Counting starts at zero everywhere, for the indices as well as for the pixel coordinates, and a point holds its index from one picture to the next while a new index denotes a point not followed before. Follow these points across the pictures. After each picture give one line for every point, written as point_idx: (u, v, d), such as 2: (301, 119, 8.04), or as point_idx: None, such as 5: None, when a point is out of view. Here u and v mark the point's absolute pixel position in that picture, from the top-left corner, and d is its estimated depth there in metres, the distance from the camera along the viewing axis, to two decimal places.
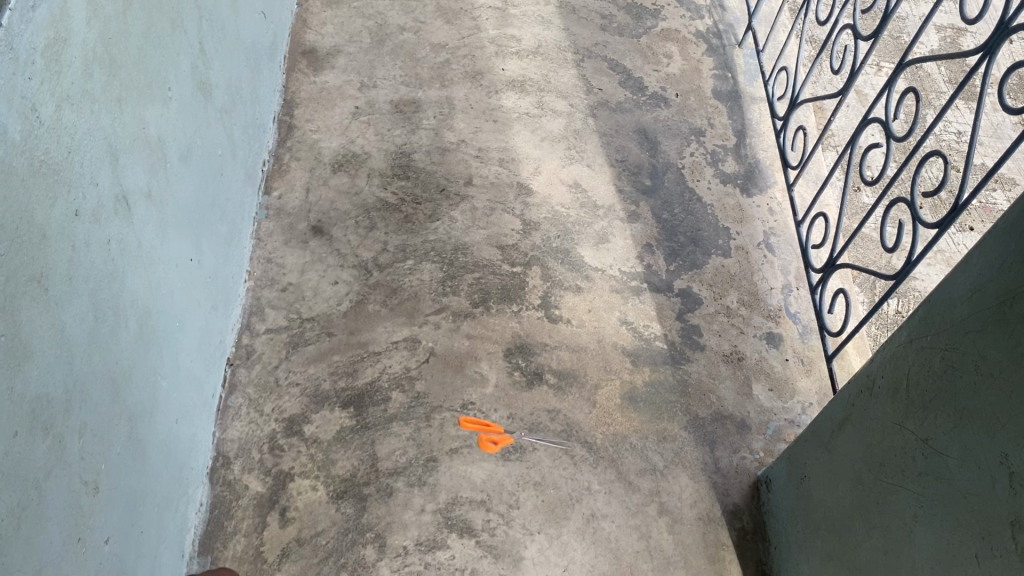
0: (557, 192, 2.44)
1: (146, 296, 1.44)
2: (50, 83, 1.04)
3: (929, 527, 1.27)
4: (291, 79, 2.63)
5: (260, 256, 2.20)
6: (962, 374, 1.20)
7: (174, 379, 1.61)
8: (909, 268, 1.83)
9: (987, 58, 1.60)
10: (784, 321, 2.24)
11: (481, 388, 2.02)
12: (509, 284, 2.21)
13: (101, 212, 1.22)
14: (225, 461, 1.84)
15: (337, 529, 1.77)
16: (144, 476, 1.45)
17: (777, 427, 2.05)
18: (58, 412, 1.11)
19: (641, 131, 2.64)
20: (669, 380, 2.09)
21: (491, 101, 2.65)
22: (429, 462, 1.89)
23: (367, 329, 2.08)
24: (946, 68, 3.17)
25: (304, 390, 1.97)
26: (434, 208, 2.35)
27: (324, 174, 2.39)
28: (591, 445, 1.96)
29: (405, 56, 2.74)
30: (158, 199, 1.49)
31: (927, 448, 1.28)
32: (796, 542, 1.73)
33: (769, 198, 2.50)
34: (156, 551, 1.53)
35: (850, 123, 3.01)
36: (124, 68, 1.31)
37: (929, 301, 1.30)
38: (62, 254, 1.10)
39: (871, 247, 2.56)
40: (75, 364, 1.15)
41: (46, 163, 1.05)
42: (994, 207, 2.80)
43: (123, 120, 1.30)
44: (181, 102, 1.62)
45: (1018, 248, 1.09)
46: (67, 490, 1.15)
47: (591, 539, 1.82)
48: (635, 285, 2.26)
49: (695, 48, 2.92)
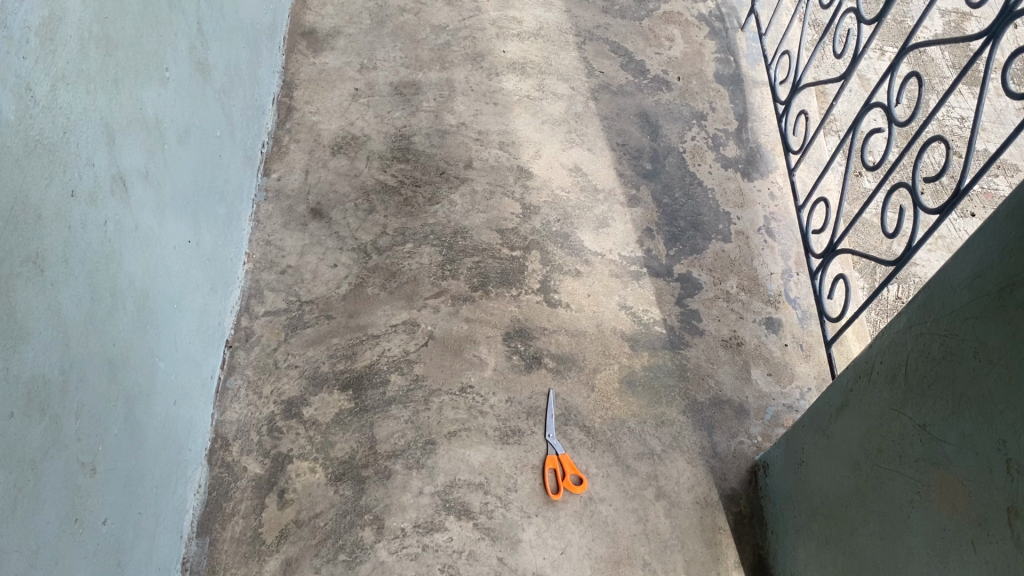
0: (558, 176, 2.43)
1: (144, 278, 1.43)
2: (45, 62, 1.04)
3: (925, 513, 1.27)
4: (291, 60, 2.61)
5: (260, 238, 2.19)
6: (961, 360, 1.20)
7: (172, 360, 1.62)
8: (910, 254, 1.82)
9: (992, 43, 1.59)
10: (784, 306, 2.24)
11: (480, 372, 2.02)
12: (509, 268, 2.21)
13: (98, 193, 1.22)
14: (224, 442, 1.85)
15: (335, 511, 1.78)
16: (143, 457, 1.46)
17: (776, 412, 2.05)
18: (55, 393, 1.11)
19: (642, 115, 2.63)
20: (668, 364, 2.09)
21: (491, 84, 2.63)
22: (427, 444, 1.89)
23: (366, 312, 2.08)
24: (950, 52, 3.15)
25: (303, 372, 1.97)
26: (433, 191, 2.34)
27: (323, 156, 2.38)
28: (589, 429, 1.96)
29: (406, 37, 2.72)
30: (156, 180, 1.49)
31: (925, 434, 1.28)
32: (793, 527, 1.74)
33: (770, 182, 2.49)
34: (154, 531, 1.54)
35: (852, 108, 2.99)
36: (120, 48, 1.30)
37: (929, 287, 1.29)
38: (57, 235, 1.10)
39: (872, 232, 2.56)
40: (72, 346, 1.15)
41: (41, 144, 1.04)
42: (996, 193, 2.79)
43: (119, 100, 1.29)
44: (179, 82, 1.61)
45: (1020, 234, 1.08)
46: (64, 471, 1.16)
47: (588, 522, 1.82)
48: (634, 270, 2.26)
49: (697, 31, 2.90)
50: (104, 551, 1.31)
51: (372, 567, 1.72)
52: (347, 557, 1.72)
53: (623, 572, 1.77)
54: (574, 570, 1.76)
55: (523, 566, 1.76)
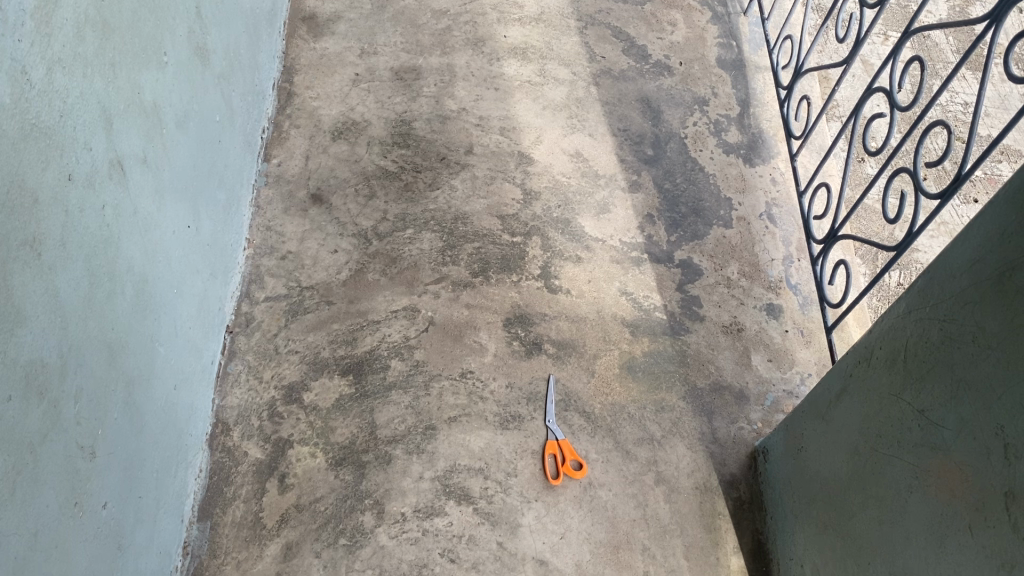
0: (558, 162, 2.42)
1: (143, 263, 1.44)
2: (40, 45, 1.03)
3: (923, 497, 1.28)
4: (291, 45, 2.60)
5: (260, 224, 2.19)
6: (960, 345, 1.19)
7: (172, 346, 1.62)
8: (911, 240, 1.80)
9: (994, 27, 1.58)
10: (785, 292, 2.23)
11: (480, 357, 2.02)
12: (509, 254, 2.21)
13: (95, 178, 1.22)
14: (225, 427, 1.86)
15: (336, 496, 1.78)
16: (142, 442, 1.46)
17: (776, 398, 2.05)
18: (54, 377, 1.12)
19: (643, 101, 2.62)
20: (668, 350, 2.09)
21: (492, 69, 2.62)
22: (428, 430, 1.90)
23: (366, 298, 2.08)
24: (954, 37, 3.13)
25: (304, 357, 1.97)
26: (434, 177, 2.33)
27: (323, 142, 2.37)
28: (589, 415, 1.97)
29: (406, 22, 2.71)
30: (155, 164, 1.49)
31: (924, 419, 1.28)
32: (792, 512, 1.74)
33: (772, 168, 2.48)
34: (155, 515, 1.54)
35: (855, 93, 2.98)
36: (118, 32, 1.29)
37: (929, 272, 1.29)
38: (56, 219, 1.10)
39: (874, 218, 2.55)
40: (70, 329, 1.16)
41: (38, 128, 1.04)
42: (999, 179, 2.78)
43: (117, 85, 1.29)
44: (178, 67, 1.61)
45: (1020, 219, 1.07)
46: (63, 455, 1.16)
47: (587, 508, 1.83)
48: (635, 256, 2.25)
49: (700, 16, 2.88)
50: (104, 534, 1.31)
51: (372, 552, 1.72)
52: (347, 541, 1.73)
53: (622, 557, 1.77)
54: (574, 555, 1.77)
55: (523, 550, 1.76)
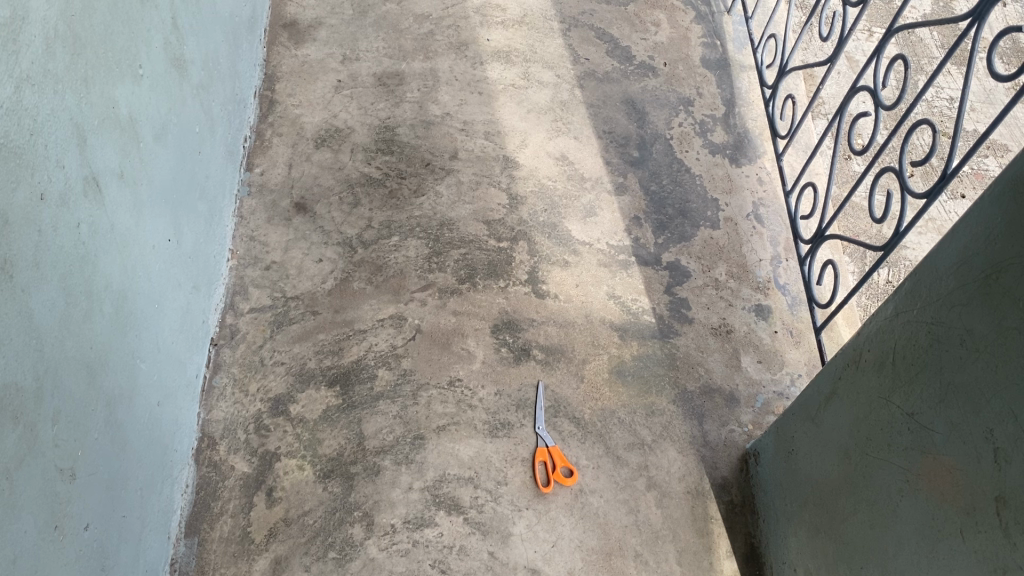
0: (544, 165, 2.41)
1: (122, 278, 1.42)
2: (6, 63, 1.01)
3: (914, 501, 1.27)
4: (272, 52, 2.58)
5: (243, 235, 2.17)
6: (949, 348, 1.18)
7: (154, 361, 1.60)
8: (897, 239, 1.78)
9: (977, 25, 1.56)
10: (773, 292, 2.22)
11: (468, 365, 2.00)
12: (496, 259, 2.19)
13: (69, 196, 1.20)
14: (211, 441, 1.83)
15: (324, 509, 1.76)
16: (126, 460, 1.45)
17: (766, 400, 2.04)
18: (30, 401, 1.10)
19: (629, 102, 2.60)
20: (657, 353, 2.08)
21: (476, 73, 2.61)
22: (416, 440, 1.88)
23: (352, 307, 2.06)
24: (938, 33, 3.15)
25: (289, 368, 1.95)
26: (419, 183, 2.32)
27: (307, 149, 2.35)
28: (579, 420, 1.95)
29: (388, 27, 2.69)
30: (132, 177, 1.46)
31: (913, 422, 1.27)
32: (784, 517, 1.73)
33: (758, 168, 2.47)
34: (140, 534, 1.52)
35: (841, 91, 2.98)
36: (90, 47, 1.27)
37: (916, 273, 1.28)
38: (28, 240, 1.08)
39: (861, 216, 2.55)
40: (45, 353, 1.13)
41: (8, 148, 1.02)
42: (985, 174, 2.79)
43: (90, 99, 1.27)
44: (154, 77, 1.59)
45: (1008, 220, 1.06)
46: (41, 478, 1.14)
47: (578, 514, 1.82)
48: (623, 259, 2.24)
49: (683, 15, 2.88)
50: (87, 555, 1.29)
51: (362, 564, 1.71)
52: (337, 554, 1.71)
53: (615, 564, 1.76)
54: (565, 563, 1.75)
55: (514, 559, 1.75)
